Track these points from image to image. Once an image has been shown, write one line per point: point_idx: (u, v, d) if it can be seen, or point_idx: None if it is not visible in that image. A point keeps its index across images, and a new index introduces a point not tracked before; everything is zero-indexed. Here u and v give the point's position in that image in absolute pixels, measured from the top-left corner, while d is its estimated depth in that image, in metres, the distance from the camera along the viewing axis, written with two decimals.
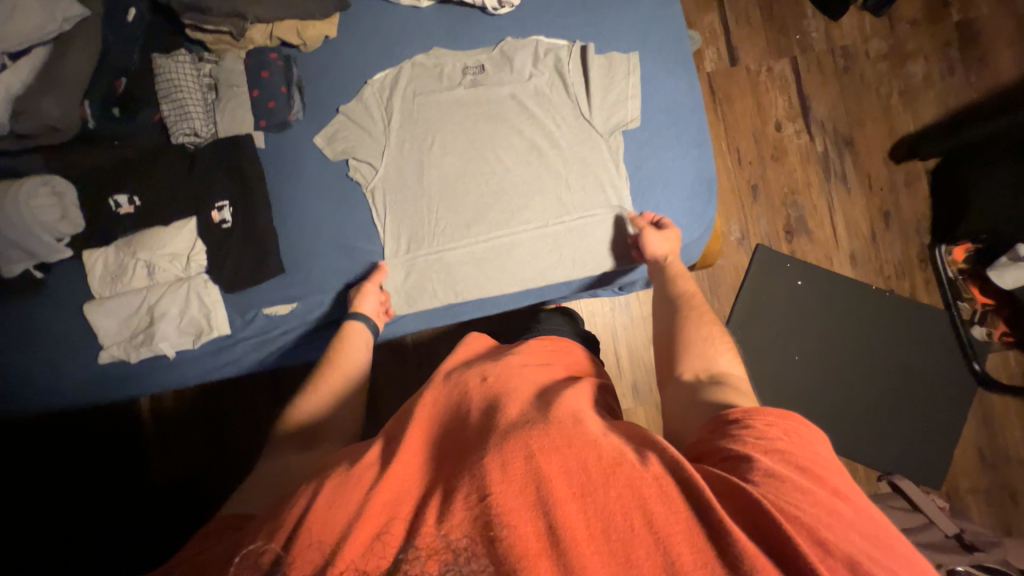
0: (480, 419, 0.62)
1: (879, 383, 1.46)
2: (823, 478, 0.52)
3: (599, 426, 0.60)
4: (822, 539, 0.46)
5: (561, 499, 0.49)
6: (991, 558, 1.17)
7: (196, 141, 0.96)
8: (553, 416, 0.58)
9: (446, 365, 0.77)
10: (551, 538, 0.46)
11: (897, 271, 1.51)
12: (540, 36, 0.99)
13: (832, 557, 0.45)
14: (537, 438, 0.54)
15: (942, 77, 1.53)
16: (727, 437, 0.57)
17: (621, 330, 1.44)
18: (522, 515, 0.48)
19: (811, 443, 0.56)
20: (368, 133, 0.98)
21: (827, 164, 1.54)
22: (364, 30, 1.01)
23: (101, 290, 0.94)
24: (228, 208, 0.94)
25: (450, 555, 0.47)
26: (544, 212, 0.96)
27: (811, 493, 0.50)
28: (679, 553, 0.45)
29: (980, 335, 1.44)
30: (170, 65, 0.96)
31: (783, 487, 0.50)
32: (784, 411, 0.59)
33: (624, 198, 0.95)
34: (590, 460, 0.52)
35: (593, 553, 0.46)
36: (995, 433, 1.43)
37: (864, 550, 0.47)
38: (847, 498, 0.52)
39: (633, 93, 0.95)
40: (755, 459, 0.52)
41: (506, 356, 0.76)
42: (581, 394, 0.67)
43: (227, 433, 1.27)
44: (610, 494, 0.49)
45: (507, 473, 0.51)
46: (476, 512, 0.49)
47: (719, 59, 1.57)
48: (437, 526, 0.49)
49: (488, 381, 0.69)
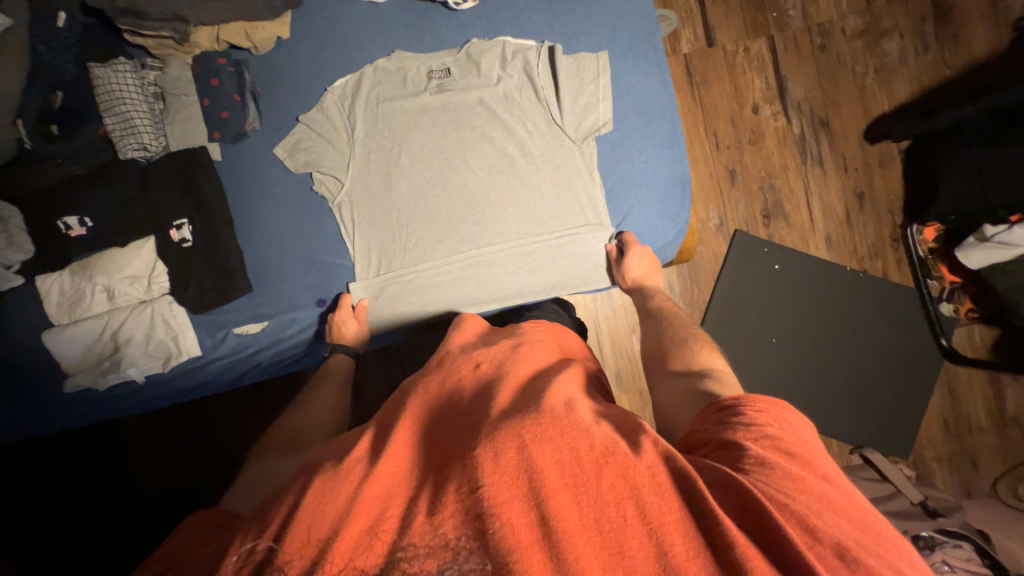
0: (469, 407, 0.59)
1: (851, 362, 1.50)
2: (811, 463, 0.49)
3: (593, 413, 0.55)
4: (812, 526, 0.43)
5: (554, 491, 0.45)
6: (953, 522, 1.23)
7: (146, 155, 0.93)
8: (545, 405, 0.54)
9: (438, 352, 0.74)
10: (543, 529, 0.43)
11: (870, 251, 1.53)
12: (507, 37, 0.99)
13: (821, 544, 0.42)
14: (530, 426, 0.50)
15: (917, 53, 1.52)
16: (719, 426, 0.54)
17: (603, 321, 1.45)
18: (514, 508, 0.44)
19: (799, 430, 0.53)
20: (331, 143, 0.97)
21: (804, 146, 1.54)
22: (322, 30, 1.00)
23: (59, 317, 0.91)
24: (187, 226, 0.92)
25: (450, 553, 0.43)
26: (520, 227, 0.98)
27: (797, 477, 0.47)
28: (672, 544, 0.42)
29: (948, 311, 1.49)
30: (110, 75, 0.91)
31: (773, 473, 0.47)
32: (773, 397, 0.56)
33: (601, 212, 0.99)
34: (584, 449, 0.48)
35: (586, 544, 0.43)
36: (959, 403, 1.50)
37: (852, 536, 0.44)
38: (835, 483, 0.49)
39: (603, 96, 0.97)
40: (744, 447, 0.49)
41: (498, 341, 0.73)
42: (572, 379, 0.64)
43: (210, 445, 1.23)
44: (603, 485, 0.46)
45: (499, 465, 0.47)
46: (468, 505, 0.45)
47: (696, 40, 1.53)
48: (430, 523, 0.45)
49: (481, 367, 0.66)
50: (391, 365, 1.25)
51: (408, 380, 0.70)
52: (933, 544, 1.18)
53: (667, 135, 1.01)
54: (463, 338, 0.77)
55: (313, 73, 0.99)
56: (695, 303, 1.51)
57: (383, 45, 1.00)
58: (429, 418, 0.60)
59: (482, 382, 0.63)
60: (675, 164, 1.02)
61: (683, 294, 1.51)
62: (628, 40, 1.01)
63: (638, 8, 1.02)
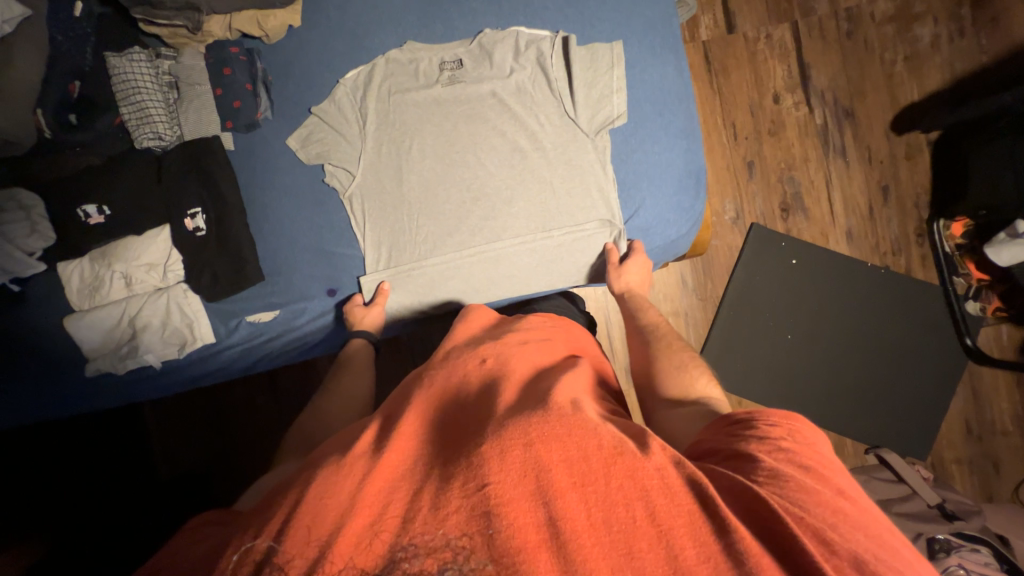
0: (478, 403, 0.60)
1: (870, 361, 1.46)
2: (826, 477, 0.48)
3: (599, 414, 0.56)
4: (826, 536, 0.42)
5: (562, 490, 0.45)
6: (971, 526, 1.20)
7: (161, 144, 0.94)
8: (552, 402, 0.54)
9: (445, 346, 0.74)
10: (550, 530, 0.43)
11: (894, 246, 1.48)
12: (521, 27, 0.97)
13: (837, 556, 0.41)
14: (537, 423, 0.50)
15: (951, 39, 1.45)
16: (731, 438, 0.53)
17: (614, 315, 1.43)
18: (521, 506, 0.44)
19: (815, 444, 0.51)
20: (343, 136, 0.97)
21: (826, 137, 1.49)
22: (333, 18, 0.99)
23: (80, 303, 0.93)
24: (201, 215, 0.93)
25: (449, 553, 0.43)
26: (530, 222, 0.97)
27: (812, 490, 0.46)
28: (682, 547, 0.41)
29: (974, 310, 1.43)
30: (125, 65, 0.92)
31: (787, 486, 0.46)
32: (788, 411, 0.55)
33: (613, 207, 0.97)
34: (592, 448, 0.48)
35: (594, 545, 0.42)
36: (982, 405, 1.45)
37: (868, 548, 0.43)
38: (853, 499, 0.47)
39: (618, 87, 0.94)
40: (757, 459, 0.49)
41: (507, 334, 0.74)
42: (580, 377, 0.64)
43: (227, 430, 1.27)
44: (611, 485, 0.45)
45: (506, 460, 0.47)
46: (474, 500, 0.45)
47: (715, 27, 1.48)
48: (434, 519, 0.45)
49: (487, 364, 0.66)
50: (401, 355, 1.26)
51: (417, 374, 0.71)
52: (949, 547, 1.15)
53: (682, 125, 0.98)
54: (472, 333, 0.77)
55: (324, 62, 0.99)
56: (708, 297, 1.48)
57: (393, 32, 0.99)
58: (438, 411, 0.61)
59: (492, 378, 0.63)
60: (690, 155, 0.99)
61: (696, 288, 1.48)
62: (644, 26, 0.98)
63: None
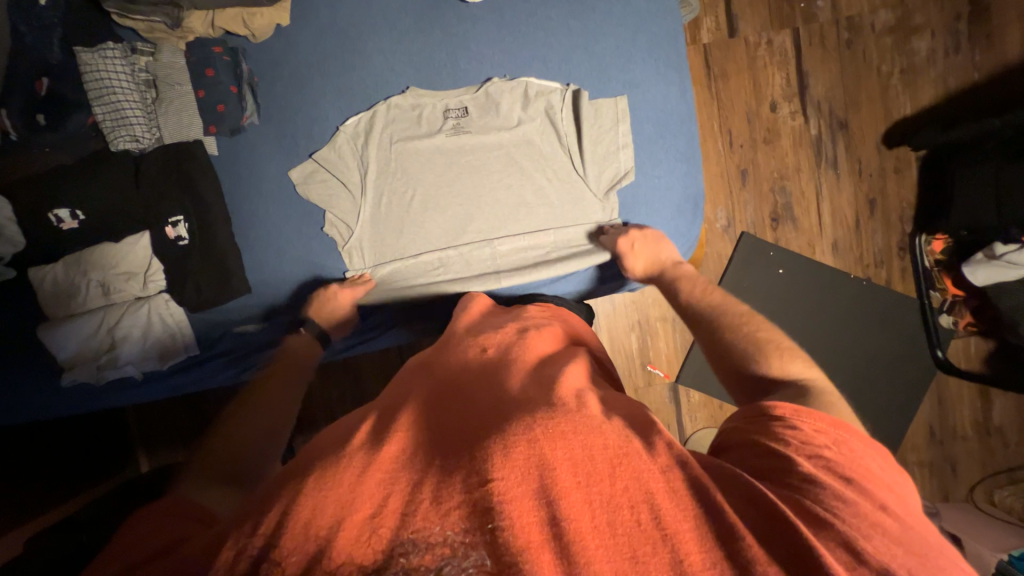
0: (478, 389, 0.60)
1: (844, 369, 1.51)
2: (871, 492, 0.47)
3: (603, 406, 0.55)
4: (858, 547, 0.42)
5: (565, 490, 0.44)
6: None
7: (139, 147, 0.89)
8: (557, 399, 0.53)
9: (442, 339, 0.75)
10: (553, 529, 0.42)
11: (876, 259, 1.52)
12: (532, 78, 0.95)
13: (865, 564, 0.41)
14: (541, 420, 0.49)
15: (947, 54, 1.45)
16: (768, 433, 0.53)
17: (604, 319, 1.44)
18: (523, 504, 0.43)
19: (863, 458, 0.50)
20: (346, 188, 0.94)
21: (819, 146, 1.49)
22: (324, 19, 0.94)
23: (55, 311, 0.89)
24: (183, 224, 0.89)
25: (449, 549, 0.41)
26: (520, 260, 0.98)
27: (855, 503, 0.45)
28: (687, 552, 0.41)
29: (947, 323, 1.47)
30: (97, 61, 0.86)
31: (823, 492, 0.46)
32: (838, 420, 0.54)
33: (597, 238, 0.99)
34: (598, 448, 0.47)
35: (598, 547, 0.41)
36: (946, 413, 1.52)
37: (905, 564, 0.42)
38: (897, 515, 0.46)
39: (623, 145, 0.95)
40: (794, 462, 0.49)
41: (505, 324, 0.74)
42: (579, 369, 0.62)
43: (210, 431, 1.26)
44: (616, 487, 0.45)
45: (509, 459, 0.46)
46: (476, 497, 0.44)
47: (718, 29, 1.45)
48: (435, 515, 0.43)
49: (488, 352, 0.67)
50: (389, 358, 1.25)
51: (411, 367, 0.71)
52: None
53: (683, 150, 0.99)
54: (469, 320, 0.79)
55: (314, 65, 0.94)
56: None
57: (389, 35, 0.94)
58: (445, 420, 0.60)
59: (487, 367, 0.64)
60: (689, 179, 1.00)
61: None
62: (649, 43, 0.96)
63: (660, 7, 0.97)
